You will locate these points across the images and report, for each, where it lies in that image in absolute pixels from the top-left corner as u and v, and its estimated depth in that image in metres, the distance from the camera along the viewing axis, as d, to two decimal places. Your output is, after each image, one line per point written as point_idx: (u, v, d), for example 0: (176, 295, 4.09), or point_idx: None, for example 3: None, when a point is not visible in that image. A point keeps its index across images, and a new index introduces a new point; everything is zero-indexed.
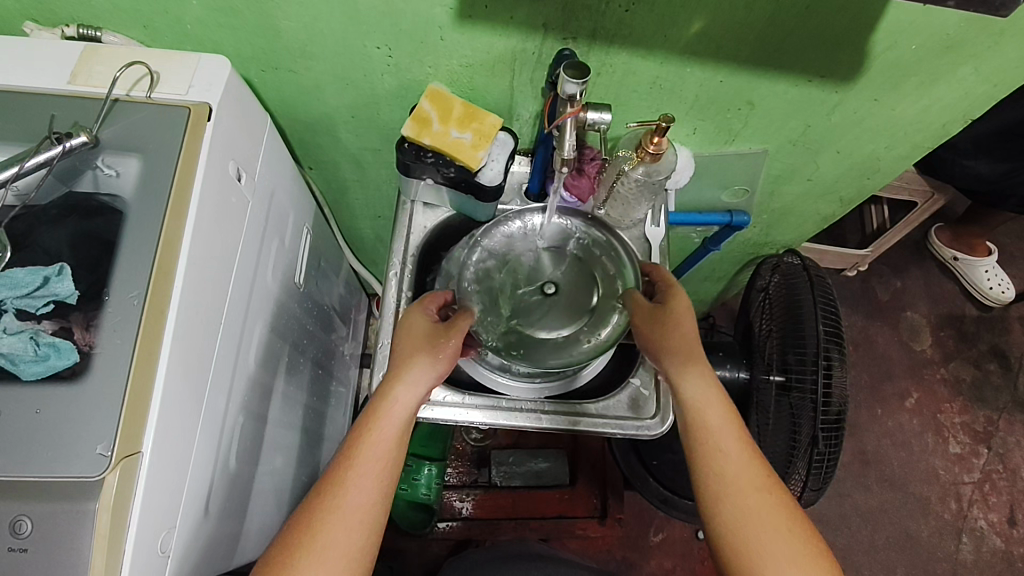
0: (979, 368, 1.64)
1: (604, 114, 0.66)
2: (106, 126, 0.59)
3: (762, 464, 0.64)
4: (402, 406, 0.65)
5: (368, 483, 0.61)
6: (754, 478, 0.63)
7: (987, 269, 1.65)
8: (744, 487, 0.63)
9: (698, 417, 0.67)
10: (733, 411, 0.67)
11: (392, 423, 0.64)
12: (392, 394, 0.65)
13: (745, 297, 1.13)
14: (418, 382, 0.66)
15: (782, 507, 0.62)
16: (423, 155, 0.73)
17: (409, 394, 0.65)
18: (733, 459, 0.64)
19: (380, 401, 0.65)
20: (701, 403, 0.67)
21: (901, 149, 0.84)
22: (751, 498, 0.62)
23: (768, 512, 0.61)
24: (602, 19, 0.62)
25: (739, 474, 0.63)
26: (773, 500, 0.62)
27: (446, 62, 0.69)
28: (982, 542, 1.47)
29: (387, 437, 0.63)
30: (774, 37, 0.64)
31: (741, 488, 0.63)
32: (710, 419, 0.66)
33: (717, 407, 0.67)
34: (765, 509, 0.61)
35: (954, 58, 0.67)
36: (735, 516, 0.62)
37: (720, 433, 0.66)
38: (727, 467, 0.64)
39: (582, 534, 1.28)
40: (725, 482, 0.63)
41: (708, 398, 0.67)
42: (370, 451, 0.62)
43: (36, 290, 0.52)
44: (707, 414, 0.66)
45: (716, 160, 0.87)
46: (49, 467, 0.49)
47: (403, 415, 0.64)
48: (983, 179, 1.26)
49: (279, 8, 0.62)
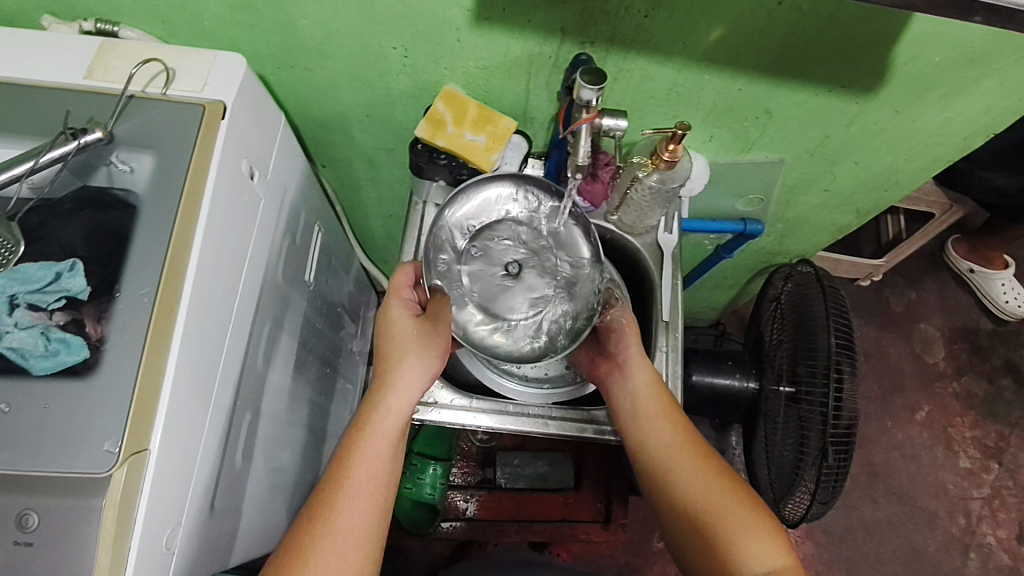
0: (992, 383, 1.62)
1: (620, 120, 0.65)
2: (121, 122, 0.59)
3: (695, 436, 0.71)
4: (394, 413, 0.66)
5: (366, 491, 0.62)
6: (693, 449, 0.70)
7: (1004, 283, 1.63)
8: (685, 459, 0.69)
9: (640, 406, 0.73)
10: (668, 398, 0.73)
11: (386, 431, 0.65)
12: (382, 403, 0.66)
13: (757, 305, 1.12)
14: (410, 385, 0.68)
15: (722, 473, 0.67)
16: (436, 156, 0.73)
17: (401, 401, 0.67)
18: (671, 435, 0.71)
19: (371, 409, 0.66)
20: (641, 392, 0.73)
21: (922, 162, 0.82)
22: (691, 468, 0.68)
23: (711, 477, 0.67)
24: (621, 24, 0.61)
25: (680, 451, 0.69)
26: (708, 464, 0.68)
27: (462, 63, 0.69)
28: (989, 558, 1.45)
29: (382, 446, 0.64)
30: (796, 46, 0.63)
31: (683, 461, 0.69)
32: (648, 406, 0.72)
33: (656, 391, 0.73)
34: (707, 475, 0.67)
35: (980, 70, 0.66)
36: (681, 487, 0.67)
37: (658, 415, 0.72)
38: (666, 443, 0.70)
39: (584, 538, 1.27)
40: (668, 457, 0.69)
41: (646, 386, 0.73)
42: (366, 459, 0.63)
43: (48, 286, 0.52)
44: (645, 400, 0.73)
45: (733, 168, 0.85)
46: (57, 462, 0.49)
47: (396, 422, 0.66)
48: (1001, 192, 1.24)
49: (297, 7, 0.62)
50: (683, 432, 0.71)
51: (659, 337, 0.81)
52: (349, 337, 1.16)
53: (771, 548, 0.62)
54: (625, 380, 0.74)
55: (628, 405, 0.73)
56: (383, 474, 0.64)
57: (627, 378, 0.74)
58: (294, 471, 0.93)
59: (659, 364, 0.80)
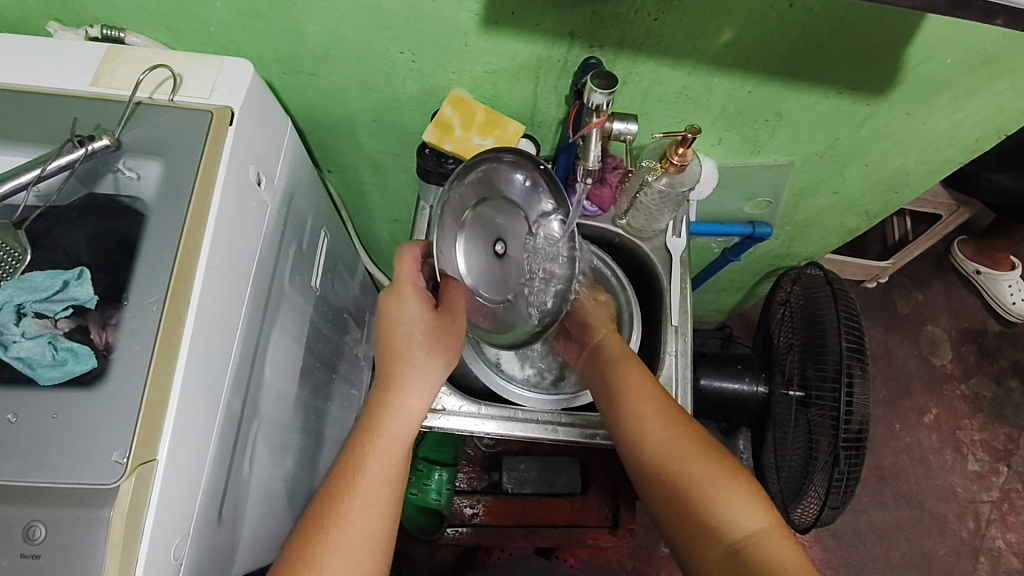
0: (1000, 385, 1.61)
1: (630, 124, 0.65)
2: (128, 129, 0.59)
3: (669, 403, 0.69)
4: (406, 415, 0.65)
5: (370, 504, 0.61)
6: (666, 417, 0.67)
7: (1011, 284, 1.62)
8: (658, 427, 0.66)
9: (613, 381, 0.71)
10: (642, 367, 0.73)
11: (396, 432, 0.64)
12: (394, 405, 0.65)
13: (765, 309, 1.11)
14: (421, 391, 0.66)
15: (696, 439, 0.65)
16: (444, 161, 0.72)
17: (416, 403, 0.66)
18: (643, 404, 0.68)
19: (381, 410, 0.65)
20: (612, 362, 0.73)
21: (932, 164, 0.81)
22: (665, 437, 0.66)
23: (685, 444, 0.65)
24: (630, 27, 0.61)
25: (651, 417, 0.67)
26: (683, 432, 0.66)
27: (470, 68, 0.68)
28: (999, 562, 1.44)
29: (386, 457, 0.63)
30: (807, 49, 0.62)
31: (656, 430, 0.66)
32: (617, 375, 0.71)
33: (630, 364, 0.72)
34: (682, 441, 0.65)
35: (992, 72, 0.65)
36: (656, 456, 0.65)
37: (631, 385, 0.70)
38: (639, 414, 0.68)
39: (593, 544, 1.25)
40: (640, 427, 0.67)
41: (616, 357, 0.73)
42: (371, 466, 0.62)
43: (55, 294, 0.52)
44: (615, 371, 0.72)
45: (742, 171, 0.85)
46: (63, 473, 0.48)
47: (407, 425, 0.65)
48: (1009, 194, 1.23)
49: (304, 11, 0.62)
50: (654, 398, 0.69)
51: (669, 340, 0.80)
52: (354, 342, 1.15)
53: (749, 510, 0.60)
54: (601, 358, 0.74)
55: (603, 379, 0.73)
56: (392, 475, 0.63)
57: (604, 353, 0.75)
58: (300, 477, 0.92)
59: (669, 369, 0.79)
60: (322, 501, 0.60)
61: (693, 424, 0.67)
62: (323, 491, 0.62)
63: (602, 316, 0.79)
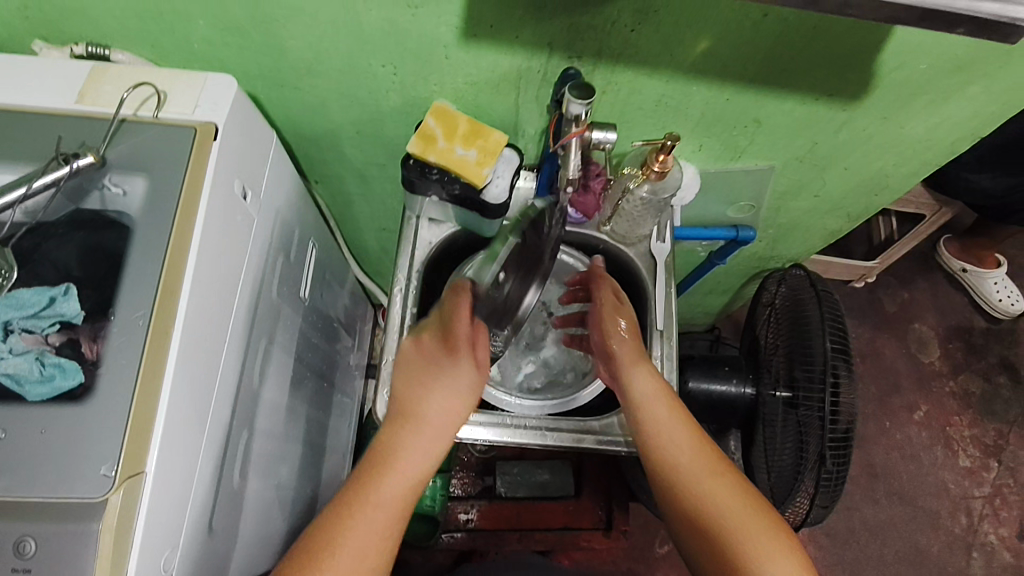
0: (989, 381, 1.63)
1: (609, 133, 0.66)
2: (113, 146, 0.59)
3: (708, 446, 0.68)
4: (414, 455, 0.64)
5: (364, 549, 0.59)
6: (705, 462, 0.67)
7: (996, 281, 1.64)
8: (699, 473, 0.66)
9: (644, 416, 0.71)
10: (678, 405, 0.71)
11: (404, 472, 0.63)
12: (406, 444, 0.65)
13: (752, 311, 1.12)
14: (434, 432, 0.66)
15: (737, 488, 0.65)
16: (428, 171, 0.73)
17: (422, 443, 0.65)
18: (682, 446, 0.68)
19: (391, 448, 0.64)
20: (649, 395, 0.71)
21: (909, 167, 0.83)
22: (708, 483, 0.65)
23: (730, 494, 0.65)
24: (608, 38, 0.62)
25: (691, 461, 0.67)
26: (723, 480, 0.65)
27: (451, 79, 0.69)
28: (992, 557, 1.46)
29: (392, 496, 0.62)
30: (781, 57, 0.64)
31: (699, 476, 0.66)
32: (656, 412, 0.70)
33: (667, 402, 0.71)
34: (725, 490, 0.65)
35: (962, 77, 0.67)
36: (697, 502, 0.64)
37: (667, 422, 0.70)
38: (678, 456, 0.67)
39: (587, 545, 1.28)
40: (679, 470, 0.67)
41: (653, 390, 0.72)
42: (376, 500, 0.61)
43: (42, 311, 0.53)
44: (653, 406, 0.71)
45: (724, 176, 0.86)
46: (53, 487, 0.49)
47: (417, 467, 0.64)
48: (988, 193, 1.25)
49: (286, 27, 0.63)
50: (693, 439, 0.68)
51: (654, 345, 0.80)
52: (345, 350, 1.16)
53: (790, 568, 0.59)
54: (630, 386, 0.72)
55: (633, 413, 0.71)
56: (395, 512, 0.62)
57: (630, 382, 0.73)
58: (293, 486, 0.93)
59: None
60: (321, 530, 0.59)
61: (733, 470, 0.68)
62: (321, 522, 0.60)
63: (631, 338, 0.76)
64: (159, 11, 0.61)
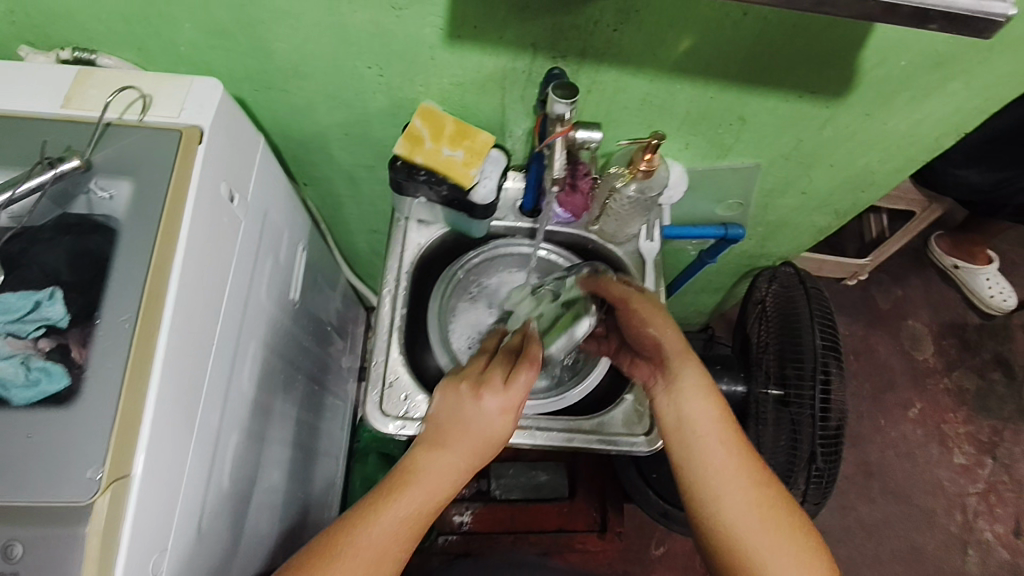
0: (982, 377, 1.63)
1: (594, 133, 0.66)
2: (98, 149, 0.59)
3: (756, 459, 0.64)
4: (434, 477, 0.62)
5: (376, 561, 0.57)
6: (752, 477, 0.63)
7: (988, 278, 1.64)
8: (737, 492, 0.62)
9: (689, 422, 0.65)
10: (724, 413, 0.66)
11: (422, 492, 0.61)
12: (427, 464, 0.63)
13: (743, 309, 1.12)
14: (457, 461, 0.63)
15: (775, 511, 0.62)
16: (415, 172, 0.72)
17: (443, 469, 0.63)
18: (727, 458, 0.64)
19: (414, 470, 0.62)
20: (694, 401, 0.66)
21: (894, 163, 0.83)
22: (749, 498, 0.62)
23: (771, 511, 0.62)
24: (591, 38, 0.62)
25: (731, 477, 0.63)
26: (761, 501, 0.62)
27: (437, 80, 0.70)
28: (987, 554, 1.46)
29: (408, 514, 0.60)
30: (764, 56, 0.64)
31: (741, 490, 0.62)
32: (699, 421, 0.65)
33: (718, 410, 0.66)
34: (766, 510, 0.61)
35: (944, 73, 0.67)
36: (736, 518, 0.61)
37: (714, 430, 0.65)
38: (723, 469, 0.63)
39: (581, 548, 1.29)
40: (721, 482, 0.63)
41: (699, 395, 0.66)
42: (390, 515, 0.59)
43: (27, 315, 0.53)
44: (696, 414, 0.65)
45: (711, 174, 0.86)
46: (38, 491, 0.49)
47: (435, 490, 0.62)
48: (976, 189, 1.25)
49: (271, 30, 0.63)
50: (737, 455, 0.64)
51: None
52: (338, 353, 1.16)
53: None
54: (677, 390, 0.67)
55: (675, 419, 0.66)
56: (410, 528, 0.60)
57: (676, 383, 0.67)
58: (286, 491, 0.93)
59: None
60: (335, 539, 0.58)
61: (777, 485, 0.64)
62: (335, 530, 0.58)
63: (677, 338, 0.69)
64: (144, 15, 0.62)
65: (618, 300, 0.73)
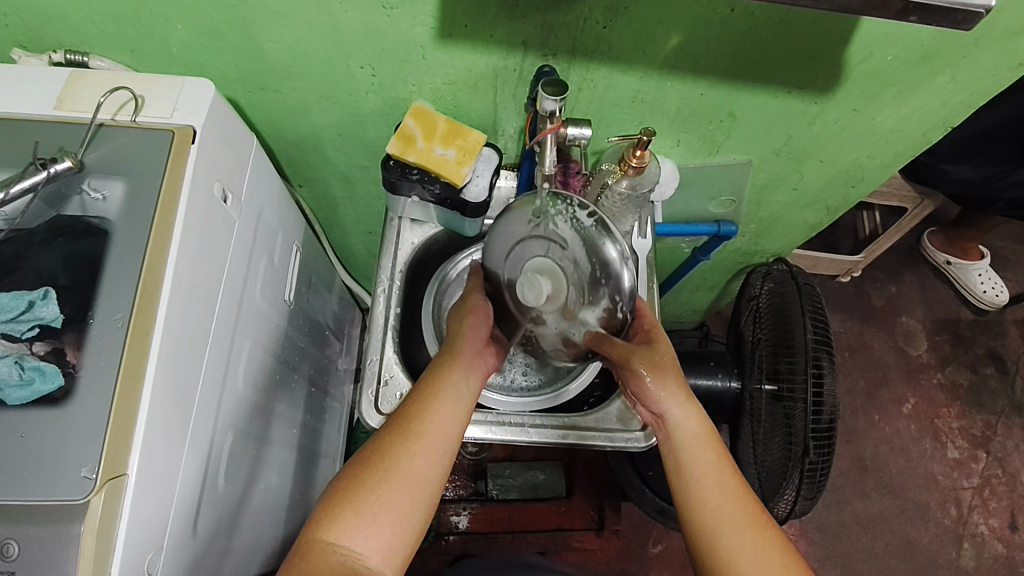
0: (976, 372, 1.64)
1: (584, 129, 0.67)
2: (91, 150, 0.60)
3: (755, 502, 0.63)
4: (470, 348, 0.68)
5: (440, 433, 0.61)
6: (747, 513, 0.61)
7: (981, 273, 1.66)
8: (736, 528, 0.61)
9: (687, 462, 0.64)
10: (724, 451, 0.65)
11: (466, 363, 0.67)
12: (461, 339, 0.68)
13: (736, 308, 1.12)
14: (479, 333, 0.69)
15: (774, 548, 0.60)
16: (408, 172, 0.74)
17: (472, 339, 0.68)
18: (723, 493, 0.62)
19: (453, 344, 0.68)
20: (692, 440, 0.65)
21: (884, 158, 0.84)
22: (745, 535, 0.60)
23: (765, 550, 0.60)
24: (580, 35, 0.63)
25: (729, 513, 0.61)
26: (760, 537, 0.60)
27: (429, 80, 0.70)
28: (982, 548, 1.46)
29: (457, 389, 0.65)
30: (753, 51, 0.65)
31: (735, 527, 0.61)
32: (696, 457, 0.64)
33: (715, 449, 0.65)
34: (762, 547, 0.60)
35: (931, 68, 0.68)
36: (730, 554, 0.60)
37: (712, 471, 0.63)
38: (721, 508, 0.62)
39: (578, 546, 1.28)
40: (719, 520, 0.61)
41: (695, 435, 0.65)
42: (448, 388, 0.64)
43: (21, 315, 0.53)
44: (695, 449, 0.65)
45: (702, 170, 0.87)
46: (33, 491, 0.49)
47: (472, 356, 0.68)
48: (967, 184, 1.26)
49: (263, 30, 0.63)
50: (737, 493, 0.62)
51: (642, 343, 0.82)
52: (335, 354, 1.16)
53: None
54: (673, 433, 0.66)
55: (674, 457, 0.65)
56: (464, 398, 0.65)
57: (675, 430, 0.66)
58: (283, 492, 0.92)
59: None
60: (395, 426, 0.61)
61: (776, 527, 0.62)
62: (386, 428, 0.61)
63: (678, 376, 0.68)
64: (135, 16, 0.62)
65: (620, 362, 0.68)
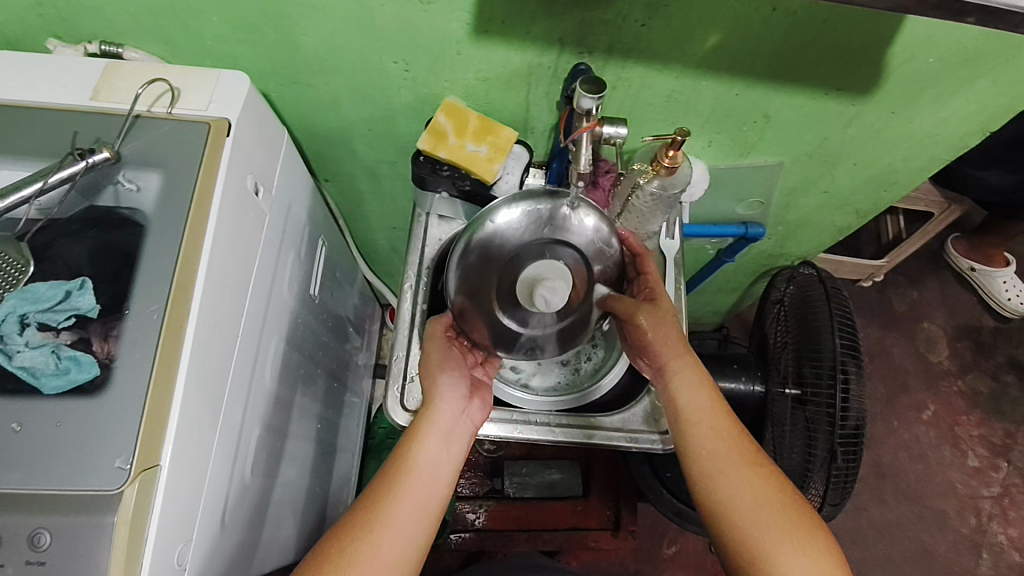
0: (997, 380, 1.62)
1: (619, 128, 0.67)
2: (127, 141, 0.60)
3: (750, 442, 0.65)
4: (445, 413, 0.68)
5: (422, 495, 0.63)
6: (745, 456, 0.64)
7: (1005, 280, 1.63)
8: (733, 468, 0.63)
9: (685, 411, 0.67)
10: (721, 398, 0.68)
11: (438, 430, 0.67)
12: (432, 408, 0.68)
13: (760, 311, 1.12)
14: (452, 397, 0.69)
15: (772, 485, 0.62)
16: (439, 167, 0.73)
17: (447, 405, 0.69)
18: (721, 441, 0.65)
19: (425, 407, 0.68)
20: (690, 390, 0.68)
21: (919, 162, 0.83)
22: (741, 476, 0.63)
23: (764, 488, 0.62)
24: (618, 34, 0.62)
25: (728, 453, 0.64)
26: (756, 476, 0.63)
27: (462, 76, 0.70)
28: (1000, 557, 1.44)
29: (433, 456, 0.66)
30: (792, 51, 0.64)
31: (732, 469, 0.63)
32: (693, 407, 0.67)
33: (712, 399, 0.67)
34: (759, 484, 0.62)
35: (974, 70, 0.66)
36: (728, 495, 0.62)
37: (707, 416, 0.66)
38: (717, 453, 0.64)
39: (594, 545, 1.27)
40: (716, 464, 0.64)
41: (692, 387, 0.68)
42: (424, 450, 0.66)
43: (57, 304, 0.53)
44: (692, 398, 0.67)
45: (734, 171, 0.86)
46: (68, 480, 0.49)
47: (448, 420, 0.68)
48: (995, 190, 1.25)
49: (298, 24, 0.63)
50: (733, 437, 0.65)
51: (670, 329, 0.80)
52: (354, 350, 1.16)
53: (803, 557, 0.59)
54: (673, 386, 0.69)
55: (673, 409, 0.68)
56: (444, 466, 0.66)
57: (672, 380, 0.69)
58: (303, 485, 0.93)
59: None
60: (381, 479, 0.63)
61: (772, 468, 0.64)
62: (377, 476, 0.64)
63: (674, 331, 0.71)
64: (171, 7, 0.62)
65: (625, 317, 0.72)
